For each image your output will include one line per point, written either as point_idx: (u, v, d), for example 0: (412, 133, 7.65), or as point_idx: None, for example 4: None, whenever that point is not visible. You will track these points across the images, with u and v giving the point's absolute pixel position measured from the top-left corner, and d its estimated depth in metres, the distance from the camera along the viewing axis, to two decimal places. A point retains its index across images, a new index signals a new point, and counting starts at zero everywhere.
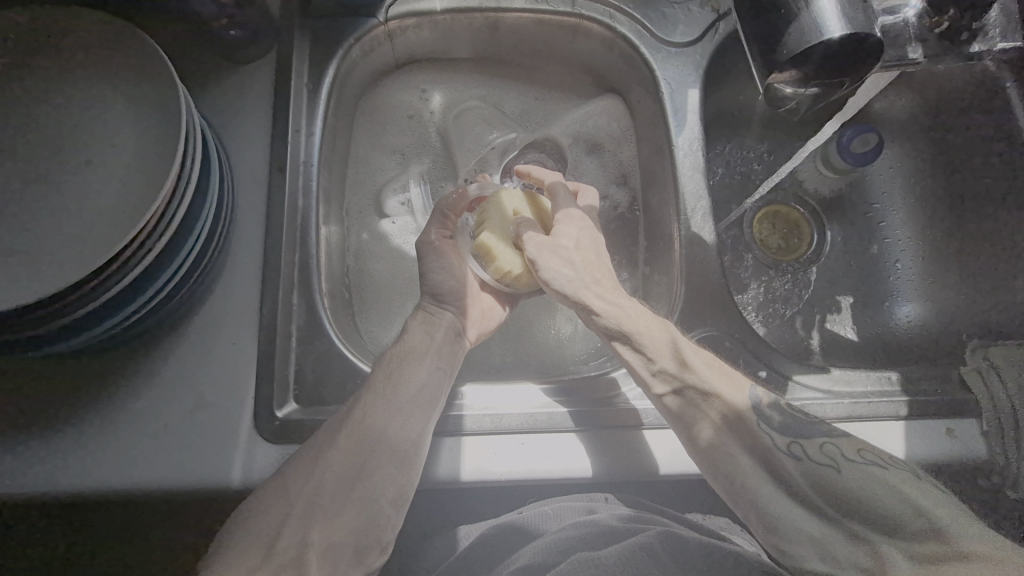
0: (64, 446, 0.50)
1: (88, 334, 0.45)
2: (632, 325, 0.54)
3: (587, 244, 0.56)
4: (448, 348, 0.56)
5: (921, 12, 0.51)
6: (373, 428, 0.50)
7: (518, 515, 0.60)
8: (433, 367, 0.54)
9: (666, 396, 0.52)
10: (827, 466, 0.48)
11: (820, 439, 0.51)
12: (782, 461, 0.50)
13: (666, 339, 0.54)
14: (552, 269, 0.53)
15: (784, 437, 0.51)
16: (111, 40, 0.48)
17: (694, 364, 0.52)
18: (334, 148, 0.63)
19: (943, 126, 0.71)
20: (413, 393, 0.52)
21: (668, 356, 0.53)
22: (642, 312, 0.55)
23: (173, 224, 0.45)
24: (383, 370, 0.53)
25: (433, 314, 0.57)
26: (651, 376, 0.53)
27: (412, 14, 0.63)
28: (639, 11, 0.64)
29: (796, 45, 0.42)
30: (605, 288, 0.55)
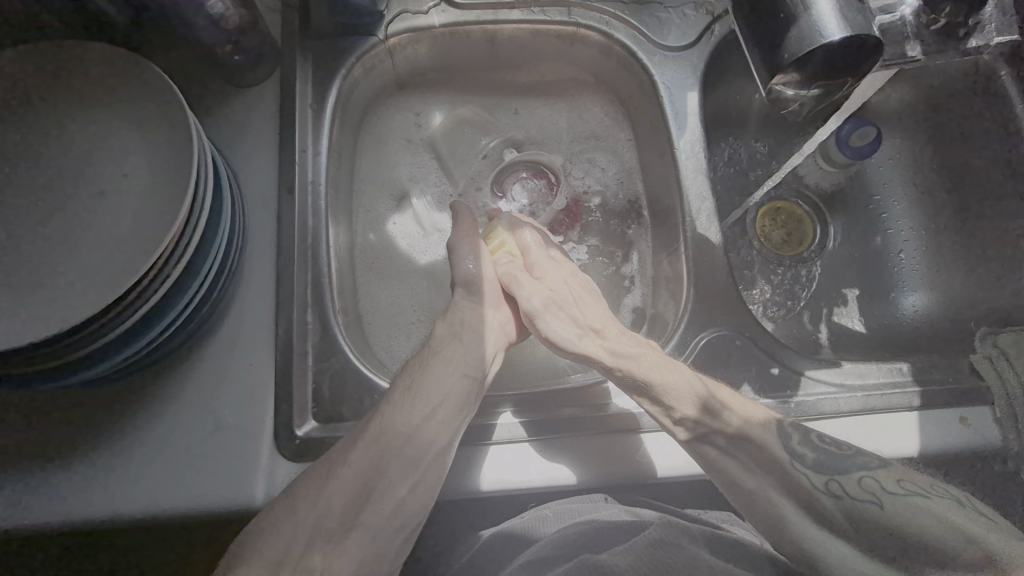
0: (87, 474, 0.50)
1: (108, 362, 0.45)
2: (649, 373, 0.51)
3: (584, 299, 0.57)
4: (476, 353, 0.53)
5: (918, 10, 0.51)
6: (392, 443, 0.48)
7: (518, 520, 0.60)
8: (459, 376, 0.51)
9: (693, 442, 0.51)
10: (869, 502, 0.48)
11: (857, 474, 0.50)
12: (822, 502, 0.50)
13: (682, 388, 0.51)
14: (554, 326, 0.55)
15: (820, 475, 0.50)
16: (117, 70, 0.48)
17: (714, 407, 0.51)
18: (340, 165, 0.63)
19: (941, 118, 0.71)
20: (433, 409, 0.49)
21: (694, 404, 0.51)
22: (654, 356, 0.53)
23: (190, 249, 0.46)
24: (404, 380, 0.51)
25: (458, 312, 0.55)
26: (672, 422, 0.51)
27: (411, 30, 0.64)
28: (635, 17, 0.64)
29: (798, 49, 0.42)
30: (612, 337, 0.55)
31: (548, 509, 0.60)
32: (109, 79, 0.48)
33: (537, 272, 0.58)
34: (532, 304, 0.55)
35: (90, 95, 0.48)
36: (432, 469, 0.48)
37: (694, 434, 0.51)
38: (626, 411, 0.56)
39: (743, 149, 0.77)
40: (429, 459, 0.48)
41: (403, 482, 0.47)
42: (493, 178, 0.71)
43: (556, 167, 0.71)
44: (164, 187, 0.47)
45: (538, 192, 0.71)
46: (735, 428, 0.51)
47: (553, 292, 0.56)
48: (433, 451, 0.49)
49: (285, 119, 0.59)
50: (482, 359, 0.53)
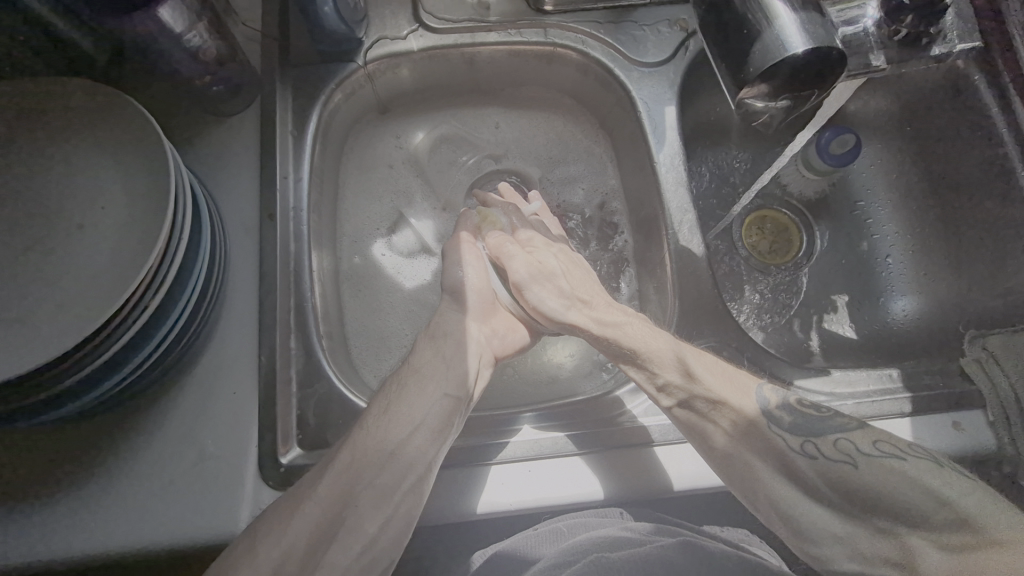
0: (69, 511, 0.49)
1: (85, 398, 0.45)
2: (633, 342, 0.53)
3: (572, 271, 0.58)
4: (458, 370, 0.53)
5: (879, 21, 0.51)
6: (365, 471, 0.47)
7: (530, 533, 0.58)
8: (439, 394, 0.51)
9: (676, 409, 0.52)
10: (845, 464, 0.47)
11: (833, 435, 0.49)
12: (796, 460, 0.49)
13: (669, 355, 0.52)
14: (542, 297, 0.55)
15: (796, 437, 0.50)
16: (94, 104, 0.49)
17: (700, 374, 0.51)
18: (322, 191, 0.64)
19: (918, 122, 0.72)
20: (410, 430, 0.49)
21: (676, 372, 0.51)
22: (645, 328, 0.54)
23: (167, 279, 0.46)
24: (381, 402, 0.51)
25: (437, 333, 0.55)
26: (657, 390, 0.52)
27: (389, 55, 0.65)
28: (610, 36, 0.65)
29: (761, 62, 0.43)
30: (599, 309, 0.56)
31: (561, 522, 0.57)
32: (86, 114, 0.49)
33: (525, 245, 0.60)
34: (518, 274, 0.56)
35: (68, 131, 0.48)
36: (407, 498, 0.47)
37: (678, 403, 0.51)
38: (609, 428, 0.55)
39: (725, 160, 0.77)
40: (403, 488, 0.47)
41: (376, 512, 0.47)
42: (468, 186, 0.72)
43: (534, 178, 0.73)
44: (141, 221, 0.47)
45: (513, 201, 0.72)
46: (722, 401, 0.51)
47: (542, 264, 0.57)
48: (410, 476, 0.48)
49: (266, 148, 0.60)
50: (468, 370, 0.53)
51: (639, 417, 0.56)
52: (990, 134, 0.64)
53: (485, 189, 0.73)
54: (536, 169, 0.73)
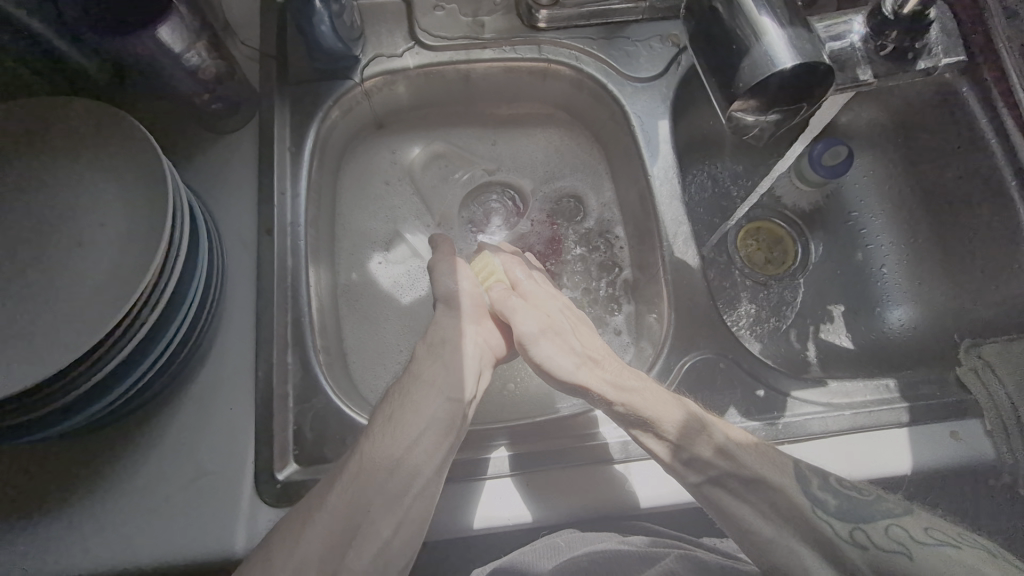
0: (62, 530, 0.49)
1: (82, 414, 0.45)
2: (654, 409, 0.51)
3: (581, 330, 0.57)
4: (459, 373, 0.52)
5: (865, 37, 0.50)
6: (376, 479, 0.47)
7: (525, 549, 0.56)
8: (442, 399, 0.51)
9: (712, 487, 0.50)
10: (896, 554, 0.44)
11: (883, 522, 0.46)
12: (846, 552, 0.46)
13: (686, 422, 0.51)
14: (550, 353, 0.53)
15: (845, 525, 0.47)
16: (92, 123, 0.49)
17: (731, 451, 0.50)
18: (319, 207, 0.64)
19: (908, 135, 0.73)
20: (416, 437, 0.49)
21: (693, 440, 0.50)
22: (659, 392, 0.52)
23: (165, 295, 0.46)
24: (385, 410, 0.51)
25: (434, 338, 0.54)
26: (679, 464, 0.50)
27: (386, 72, 0.66)
28: (604, 52, 0.66)
29: (751, 77, 0.44)
30: (613, 371, 0.53)
31: (560, 537, 0.55)
32: (84, 132, 0.49)
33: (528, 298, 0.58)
34: (528, 329, 0.54)
35: (68, 148, 0.49)
36: (417, 502, 0.48)
37: (681, 461, 0.50)
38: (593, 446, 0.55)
39: (720, 173, 0.77)
40: (413, 493, 0.48)
41: (388, 518, 0.47)
42: (461, 199, 0.73)
43: (527, 191, 0.74)
44: (140, 237, 0.47)
45: (507, 213, 0.73)
46: (740, 468, 0.49)
47: (550, 319, 0.56)
48: (419, 481, 0.48)
49: (264, 164, 0.60)
50: (471, 374, 0.53)
51: (621, 435, 0.56)
52: (979, 146, 0.65)
53: (478, 203, 0.73)
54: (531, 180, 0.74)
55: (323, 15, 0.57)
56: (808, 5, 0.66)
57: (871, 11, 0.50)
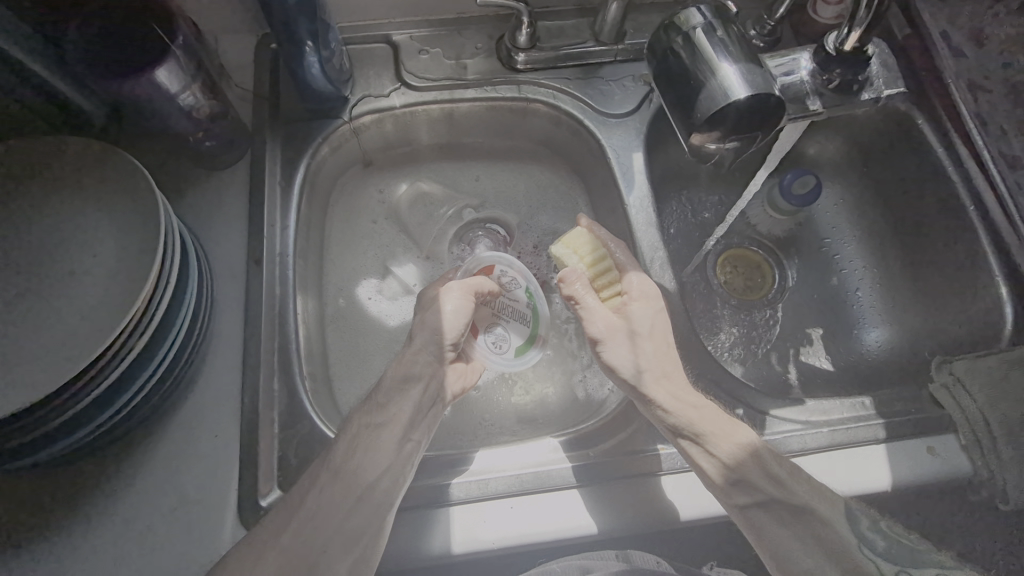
0: (38, 561, 0.48)
1: (66, 441, 0.45)
2: (707, 426, 0.53)
3: (660, 330, 0.57)
4: (419, 416, 0.54)
5: (813, 72, 0.54)
6: (335, 513, 0.49)
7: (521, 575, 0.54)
8: (401, 439, 0.52)
9: (751, 507, 0.51)
10: None
11: (934, 574, 0.47)
12: None
13: (748, 445, 0.53)
14: (618, 353, 0.56)
15: (890, 565, 0.48)
16: (90, 159, 0.51)
17: (780, 476, 0.52)
18: (308, 239, 0.66)
19: (873, 165, 0.77)
20: (379, 474, 0.50)
21: (749, 465, 0.52)
22: (715, 410, 0.54)
23: (153, 321, 0.47)
24: (344, 443, 0.51)
25: (412, 372, 0.55)
26: (727, 479, 0.52)
27: (374, 111, 0.69)
28: (580, 90, 0.71)
29: (708, 109, 0.48)
30: (676, 382, 0.55)
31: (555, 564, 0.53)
32: (82, 168, 0.51)
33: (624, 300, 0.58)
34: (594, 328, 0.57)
35: (66, 181, 0.51)
36: (371, 540, 0.48)
37: (731, 482, 0.52)
38: (635, 461, 0.56)
39: (696, 202, 0.80)
40: (369, 532, 0.48)
41: (343, 557, 0.48)
42: (445, 230, 0.74)
43: (508, 218, 0.75)
44: (133, 265, 0.49)
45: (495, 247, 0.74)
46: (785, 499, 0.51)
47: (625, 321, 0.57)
48: (379, 518, 0.49)
49: (255, 198, 0.63)
50: (423, 422, 0.54)
51: (647, 449, 0.57)
52: (939, 173, 0.69)
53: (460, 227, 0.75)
54: (508, 203, 0.77)
55: (313, 58, 0.61)
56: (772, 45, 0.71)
57: (814, 48, 0.54)
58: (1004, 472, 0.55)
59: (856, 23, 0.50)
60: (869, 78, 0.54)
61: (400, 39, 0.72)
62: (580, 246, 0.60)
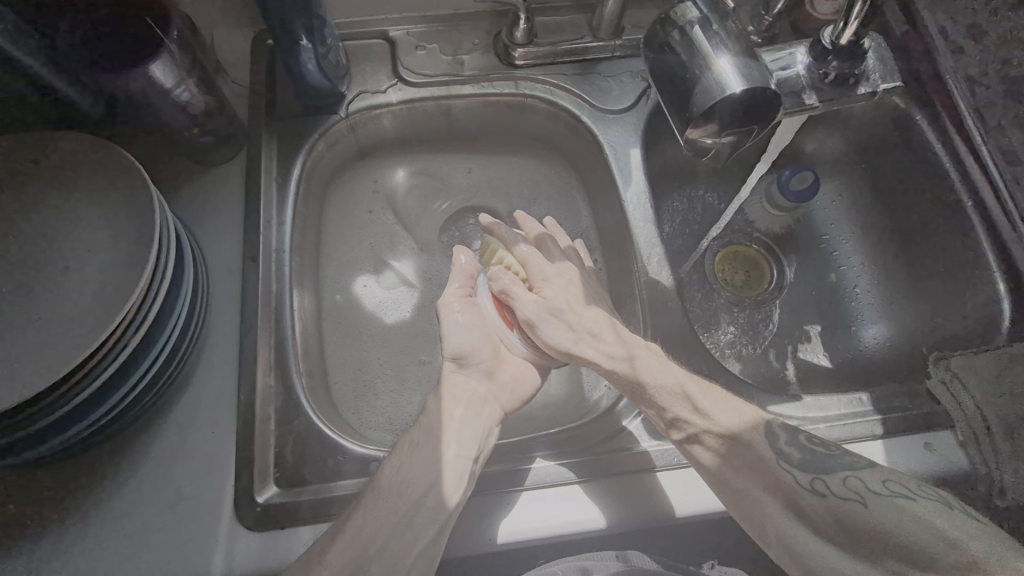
0: (34, 557, 0.48)
1: (61, 437, 0.45)
2: (646, 376, 0.53)
3: (579, 297, 0.57)
4: (470, 429, 0.52)
5: (809, 66, 0.53)
6: (376, 534, 0.47)
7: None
8: (451, 454, 0.50)
9: (686, 444, 0.52)
10: (852, 501, 0.47)
11: (842, 473, 0.49)
12: (807, 500, 0.49)
13: (676, 390, 0.53)
14: (551, 332, 0.55)
15: (806, 473, 0.50)
16: (84, 152, 0.51)
17: (706, 409, 0.52)
18: (305, 236, 0.66)
19: (871, 160, 0.76)
20: (422, 492, 0.48)
21: (684, 407, 0.52)
22: (652, 358, 0.55)
23: (149, 317, 0.47)
24: (393, 461, 0.50)
25: (455, 383, 0.54)
26: (666, 424, 0.52)
27: (371, 107, 0.69)
28: (577, 86, 0.70)
29: (704, 103, 0.47)
30: (608, 342, 0.55)
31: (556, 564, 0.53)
32: (76, 161, 0.51)
33: (537, 282, 0.58)
34: (525, 314, 0.55)
35: (60, 175, 0.51)
36: (420, 559, 0.47)
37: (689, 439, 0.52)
38: (607, 453, 0.56)
39: (694, 199, 0.80)
40: (415, 553, 0.47)
41: None
42: (441, 225, 0.74)
43: (509, 215, 0.75)
44: (127, 260, 0.49)
45: None
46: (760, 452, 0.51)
47: (547, 299, 0.56)
48: (423, 539, 0.47)
49: (252, 194, 0.63)
50: (477, 433, 0.52)
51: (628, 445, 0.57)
52: (936, 168, 0.69)
53: (458, 224, 0.75)
54: (506, 200, 0.77)
55: (309, 54, 0.61)
56: (770, 41, 0.71)
57: (811, 41, 0.54)
58: (1001, 467, 0.55)
59: (851, 17, 0.50)
60: (866, 72, 0.53)
61: (397, 35, 0.72)
62: (492, 259, 0.62)
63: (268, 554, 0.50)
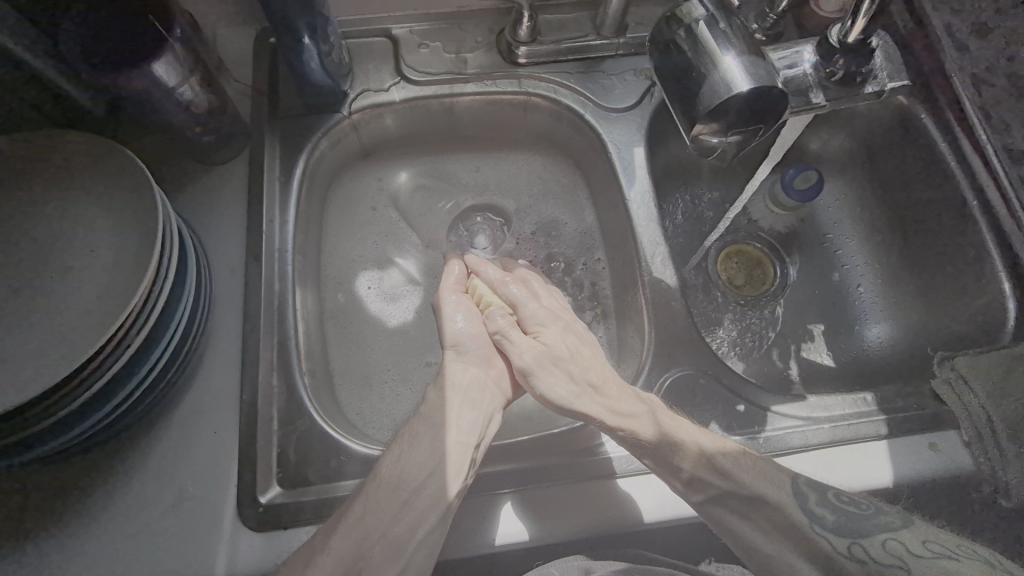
0: (38, 556, 0.48)
1: (65, 437, 0.45)
2: (661, 434, 0.52)
3: (580, 349, 0.56)
4: (471, 417, 0.51)
5: (816, 64, 0.53)
6: (375, 527, 0.47)
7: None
8: (452, 444, 0.49)
9: (705, 502, 0.52)
10: (895, 567, 0.45)
11: (881, 535, 0.47)
12: (843, 564, 0.47)
13: (691, 447, 0.52)
14: (550, 384, 0.53)
15: (841, 538, 0.47)
16: (87, 152, 0.51)
17: (728, 471, 0.51)
18: (307, 234, 0.66)
19: (876, 160, 0.76)
20: (421, 481, 0.48)
21: (704, 466, 0.51)
22: (663, 416, 0.53)
23: (151, 316, 0.47)
24: (394, 451, 0.50)
25: (455, 369, 0.53)
26: (683, 482, 0.52)
27: (373, 105, 0.69)
28: (580, 85, 0.70)
29: (710, 101, 0.47)
30: (612, 394, 0.54)
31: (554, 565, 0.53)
32: (79, 161, 0.51)
33: (532, 326, 0.56)
34: (523, 361, 0.53)
35: (63, 174, 0.51)
36: (420, 549, 0.47)
37: (699, 488, 0.52)
38: (610, 453, 0.56)
39: (697, 198, 0.80)
40: (416, 539, 0.47)
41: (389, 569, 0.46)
42: (445, 224, 0.74)
43: (512, 213, 0.75)
44: (129, 260, 0.49)
45: (495, 239, 0.74)
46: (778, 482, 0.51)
47: (547, 348, 0.54)
48: (423, 527, 0.47)
49: (254, 193, 0.63)
50: (478, 422, 0.51)
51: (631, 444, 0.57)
52: (942, 168, 0.68)
53: (461, 223, 0.75)
54: (510, 198, 0.76)
55: (312, 52, 0.60)
56: (774, 39, 0.71)
57: (818, 40, 0.53)
58: (1006, 467, 0.55)
59: (859, 14, 0.50)
60: (873, 71, 0.53)
61: (399, 33, 0.71)
62: (480, 303, 0.59)
63: (272, 553, 0.50)
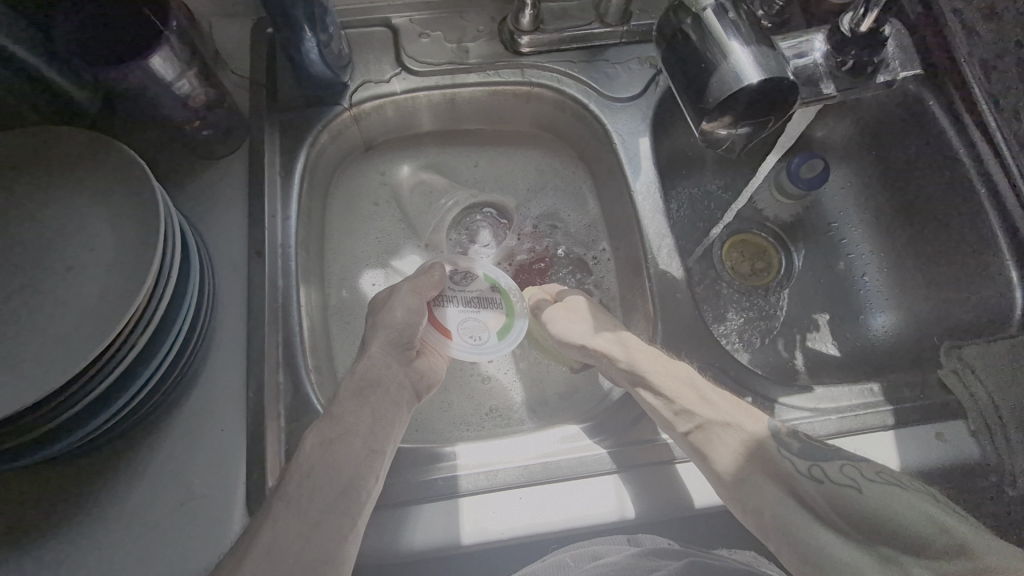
0: (49, 555, 0.49)
1: (72, 437, 0.45)
2: (651, 364, 0.55)
3: (601, 315, 0.62)
4: (382, 422, 0.50)
5: (828, 54, 0.52)
6: (290, 543, 0.42)
7: (539, 563, 0.54)
8: (366, 449, 0.48)
9: (691, 434, 0.52)
10: (849, 487, 0.45)
11: (837, 461, 0.48)
12: (805, 487, 0.46)
13: (686, 378, 0.54)
14: (563, 324, 0.61)
15: (803, 461, 0.48)
16: (87, 148, 0.50)
17: (712, 400, 0.53)
18: (310, 229, 0.65)
19: (881, 148, 0.75)
20: (335, 496, 0.45)
21: (691, 394, 0.53)
22: (661, 356, 0.57)
23: (155, 316, 0.46)
24: (305, 460, 0.46)
25: (363, 377, 0.51)
26: (673, 415, 0.52)
27: (374, 97, 0.68)
28: (584, 74, 0.69)
29: (720, 92, 0.46)
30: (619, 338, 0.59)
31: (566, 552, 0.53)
32: (78, 157, 0.50)
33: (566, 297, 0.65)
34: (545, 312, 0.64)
35: (62, 171, 0.50)
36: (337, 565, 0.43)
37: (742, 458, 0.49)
38: (617, 449, 0.57)
39: (702, 188, 0.79)
40: (337, 553, 0.43)
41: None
42: (446, 218, 0.73)
43: (512, 205, 0.74)
44: (130, 258, 0.48)
45: (496, 234, 0.74)
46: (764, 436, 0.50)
47: (571, 304, 0.63)
48: (341, 539, 0.44)
49: (255, 190, 0.62)
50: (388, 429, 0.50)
51: (636, 439, 0.57)
52: (948, 154, 0.67)
53: (464, 218, 0.74)
54: (512, 190, 0.75)
55: (311, 44, 0.59)
56: (779, 25, 0.70)
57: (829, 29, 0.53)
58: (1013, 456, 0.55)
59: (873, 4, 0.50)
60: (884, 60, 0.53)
61: (400, 23, 0.70)
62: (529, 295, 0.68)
63: None
